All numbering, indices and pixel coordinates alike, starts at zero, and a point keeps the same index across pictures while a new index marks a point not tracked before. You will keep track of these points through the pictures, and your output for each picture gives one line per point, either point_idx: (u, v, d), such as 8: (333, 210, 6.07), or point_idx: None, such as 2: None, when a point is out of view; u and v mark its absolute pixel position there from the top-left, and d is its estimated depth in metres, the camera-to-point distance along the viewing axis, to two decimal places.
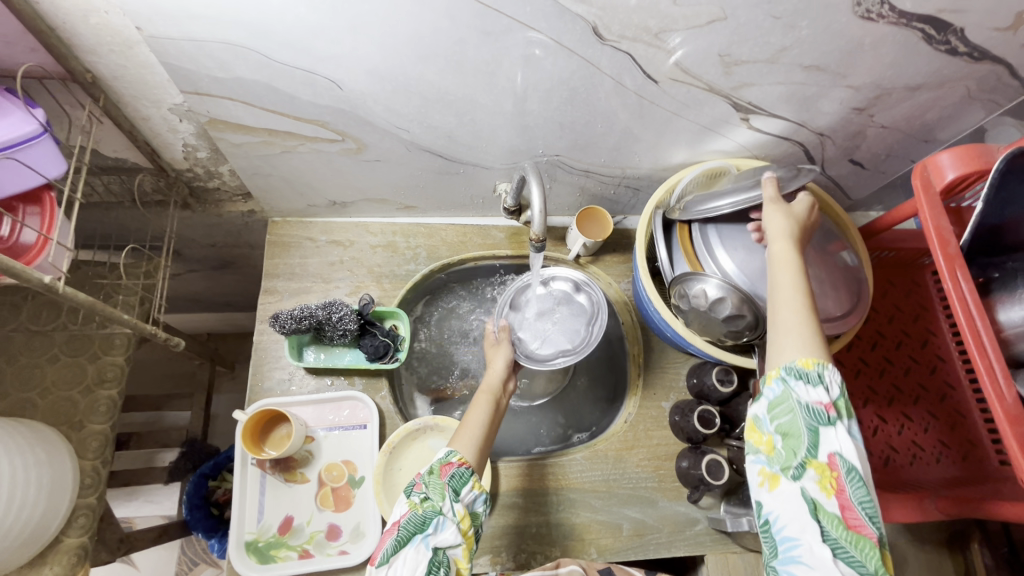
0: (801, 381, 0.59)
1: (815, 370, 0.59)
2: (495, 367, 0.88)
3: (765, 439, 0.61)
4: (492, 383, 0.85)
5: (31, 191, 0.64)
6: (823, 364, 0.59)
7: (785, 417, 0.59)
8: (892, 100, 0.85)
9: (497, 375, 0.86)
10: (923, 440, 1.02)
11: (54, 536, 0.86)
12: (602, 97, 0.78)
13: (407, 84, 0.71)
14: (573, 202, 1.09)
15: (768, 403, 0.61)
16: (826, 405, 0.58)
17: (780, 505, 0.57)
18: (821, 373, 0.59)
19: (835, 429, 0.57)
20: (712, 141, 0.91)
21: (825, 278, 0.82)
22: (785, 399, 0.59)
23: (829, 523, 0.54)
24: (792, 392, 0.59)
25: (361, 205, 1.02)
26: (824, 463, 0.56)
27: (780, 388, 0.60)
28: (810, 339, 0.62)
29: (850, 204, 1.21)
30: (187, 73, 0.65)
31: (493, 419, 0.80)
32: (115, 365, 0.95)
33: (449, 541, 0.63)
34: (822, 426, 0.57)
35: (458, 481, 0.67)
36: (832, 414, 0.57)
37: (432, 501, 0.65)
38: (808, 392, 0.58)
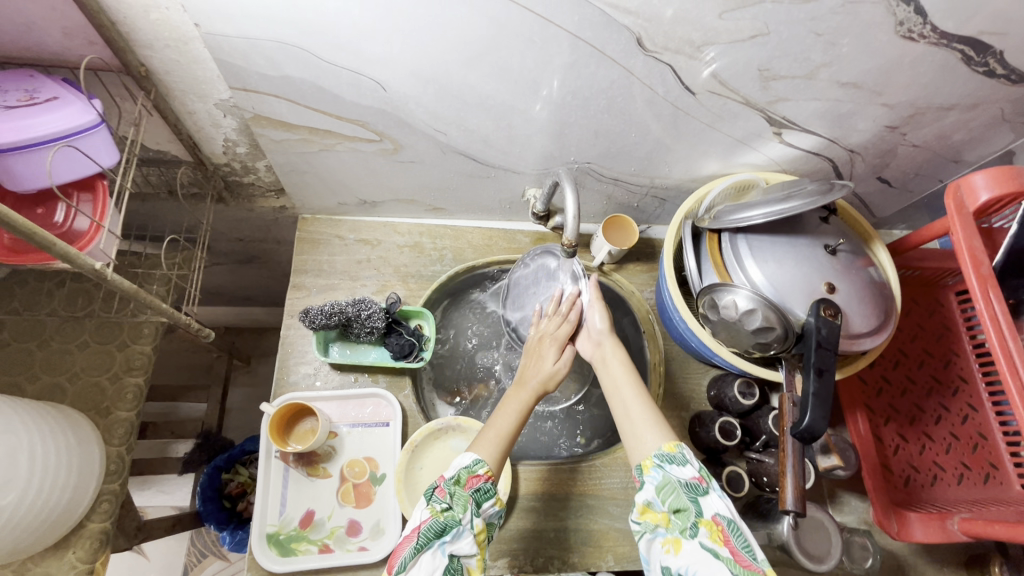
0: (673, 463, 0.70)
1: (679, 452, 0.71)
2: (544, 364, 0.87)
3: (661, 517, 0.67)
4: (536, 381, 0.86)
5: (85, 179, 0.65)
6: (683, 447, 0.72)
7: (671, 496, 0.67)
8: (925, 119, 0.85)
9: (544, 371, 0.86)
10: (945, 460, 1.01)
11: (79, 521, 0.87)
12: (638, 107, 0.79)
13: (449, 88, 0.72)
14: (600, 210, 1.10)
15: (654, 488, 0.69)
16: (698, 478, 0.68)
17: (688, 562, 0.62)
18: (683, 453, 0.71)
19: (710, 494, 0.67)
20: (743, 154, 0.92)
21: (854, 293, 0.80)
22: (666, 483, 0.68)
23: (731, 567, 0.60)
24: (669, 476, 0.69)
25: (390, 205, 1.04)
26: (710, 521, 0.65)
27: (659, 475, 0.69)
28: (663, 430, 0.75)
29: (875, 221, 1.21)
30: (237, 69, 0.67)
31: (521, 420, 0.82)
32: (142, 354, 0.97)
33: (466, 550, 0.66)
34: (700, 496, 0.67)
35: (480, 494, 0.70)
36: (703, 485, 0.67)
37: (454, 511, 0.68)
38: (681, 471, 0.69)
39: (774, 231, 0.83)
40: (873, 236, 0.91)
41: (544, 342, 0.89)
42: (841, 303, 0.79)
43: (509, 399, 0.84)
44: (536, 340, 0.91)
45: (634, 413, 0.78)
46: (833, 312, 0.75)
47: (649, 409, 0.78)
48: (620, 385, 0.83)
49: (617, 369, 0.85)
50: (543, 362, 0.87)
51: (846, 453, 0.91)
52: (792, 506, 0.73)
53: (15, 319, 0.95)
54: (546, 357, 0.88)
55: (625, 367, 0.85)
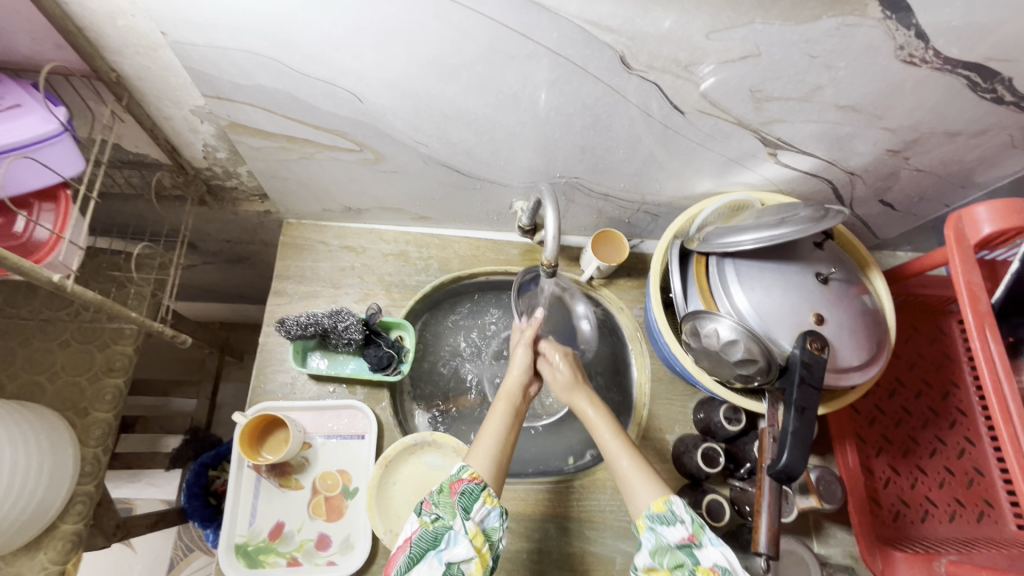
0: (663, 523, 0.66)
1: (668, 508, 0.67)
2: (514, 371, 0.83)
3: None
4: (510, 388, 0.81)
5: (47, 188, 0.65)
6: (672, 501, 0.67)
7: (667, 558, 0.64)
8: (929, 144, 0.81)
9: (516, 379, 0.82)
10: (937, 496, 0.98)
11: (51, 522, 0.87)
12: (625, 125, 0.76)
13: (428, 102, 0.70)
14: (590, 224, 1.07)
15: (648, 552, 0.65)
16: (689, 536, 0.64)
17: None
18: (673, 510, 0.66)
19: (706, 546, 0.64)
20: (737, 173, 0.89)
21: (846, 323, 0.77)
22: (659, 547, 0.64)
23: None
24: (661, 538, 0.65)
25: (376, 213, 1.02)
26: (709, 571, 0.62)
27: (651, 537, 0.65)
28: (653, 482, 0.71)
29: (877, 242, 1.16)
30: (209, 78, 0.65)
31: (510, 432, 0.75)
32: (123, 355, 0.96)
33: (462, 556, 0.62)
34: (697, 551, 0.63)
35: (468, 498, 0.65)
36: (697, 540, 0.64)
37: (444, 519, 0.64)
38: (671, 531, 0.65)
39: (763, 257, 0.80)
40: (870, 263, 0.88)
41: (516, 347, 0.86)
42: (830, 335, 0.76)
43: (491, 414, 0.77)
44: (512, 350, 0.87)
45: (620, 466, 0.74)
46: (820, 345, 0.72)
47: (634, 461, 0.73)
48: (604, 439, 0.77)
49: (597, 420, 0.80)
50: (512, 372, 0.83)
51: (831, 487, 0.86)
52: (763, 548, 0.70)
53: None
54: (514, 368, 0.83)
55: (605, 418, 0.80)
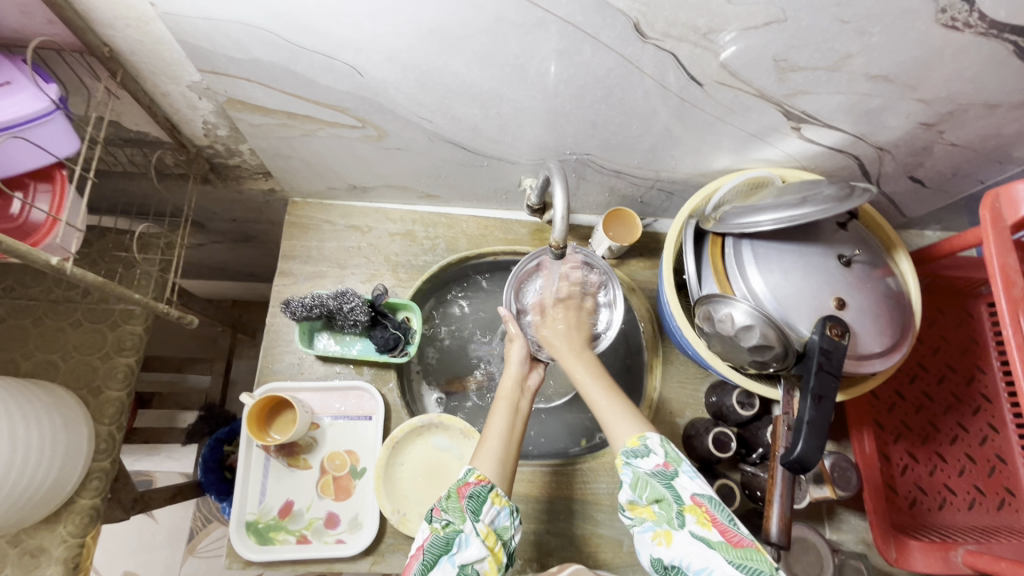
0: (638, 457, 0.67)
1: (643, 442, 0.67)
2: (511, 368, 0.81)
3: (645, 510, 0.65)
4: (507, 385, 0.80)
5: (43, 169, 0.65)
6: (647, 435, 0.68)
7: (647, 491, 0.65)
8: (967, 116, 0.76)
9: (512, 376, 0.80)
10: (957, 484, 0.95)
11: (69, 497, 0.89)
12: (639, 98, 0.72)
13: (432, 75, 0.67)
14: (602, 202, 1.04)
15: (628, 487, 0.66)
16: (665, 466, 0.65)
17: (682, 554, 0.61)
18: (648, 443, 0.67)
19: (681, 476, 0.64)
20: (757, 149, 0.84)
21: (868, 308, 0.74)
22: (638, 479, 0.66)
23: (725, 552, 0.58)
24: (638, 470, 0.66)
25: (382, 191, 1.00)
26: (693, 505, 0.62)
27: (629, 473, 0.66)
28: (635, 420, 0.71)
29: (905, 221, 1.11)
30: (203, 51, 0.62)
31: (512, 432, 0.75)
32: (134, 334, 0.97)
33: (475, 556, 0.62)
34: (675, 481, 0.64)
35: (476, 501, 0.66)
36: (672, 469, 0.65)
37: (454, 523, 0.64)
38: (648, 464, 0.66)
39: (782, 238, 0.76)
40: (896, 243, 0.83)
41: (510, 342, 0.84)
42: (851, 320, 0.73)
43: (491, 416, 0.76)
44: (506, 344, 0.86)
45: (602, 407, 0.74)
46: (840, 331, 0.69)
47: (620, 403, 0.74)
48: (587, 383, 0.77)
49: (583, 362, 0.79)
50: (508, 368, 0.82)
51: (845, 474, 0.84)
52: (774, 537, 0.69)
53: (8, 296, 0.96)
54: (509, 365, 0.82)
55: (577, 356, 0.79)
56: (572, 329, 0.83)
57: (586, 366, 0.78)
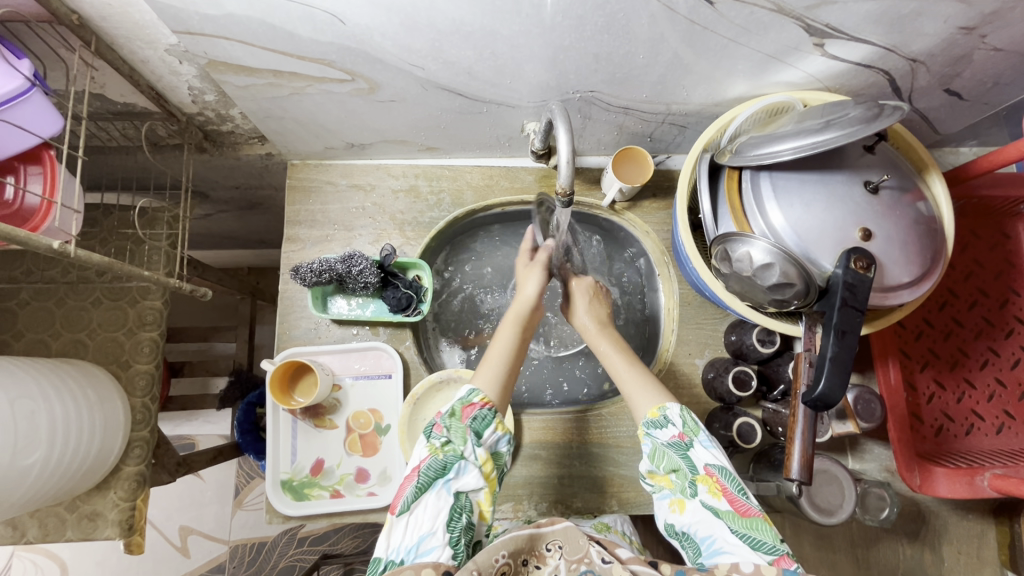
0: (657, 427, 0.71)
1: (662, 413, 0.71)
2: (526, 292, 0.83)
3: (663, 479, 0.69)
4: (521, 310, 0.81)
5: (30, 150, 0.63)
6: (666, 406, 0.72)
7: (664, 461, 0.69)
8: (1013, 16, 0.68)
9: (528, 298, 0.82)
10: (985, 409, 0.94)
11: (116, 465, 0.94)
12: (643, 24, 0.66)
13: (417, 16, 0.62)
14: (610, 141, 0.98)
15: (647, 457, 0.70)
16: (680, 436, 0.69)
17: (693, 520, 0.65)
18: (667, 414, 0.71)
19: (696, 446, 0.68)
20: (775, 72, 0.78)
21: (895, 236, 0.70)
22: (656, 450, 0.70)
23: (731, 522, 0.62)
24: (656, 441, 0.70)
25: (381, 146, 0.96)
26: (705, 475, 0.65)
27: (649, 443, 0.71)
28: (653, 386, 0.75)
29: (938, 139, 1.03)
30: (175, 11, 0.59)
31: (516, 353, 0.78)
32: (154, 309, 0.98)
33: (471, 485, 0.65)
34: (689, 451, 0.68)
35: (480, 424, 0.68)
36: (687, 439, 0.68)
37: (455, 445, 0.66)
38: (664, 435, 0.70)
39: (804, 168, 0.71)
40: (929, 164, 0.78)
41: (529, 269, 0.85)
42: (878, 251, 0.69)
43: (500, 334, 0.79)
44: (524, 270, 0.87)
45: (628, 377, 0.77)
46: (866, 264, 0.65)
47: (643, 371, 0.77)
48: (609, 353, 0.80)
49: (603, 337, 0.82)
50: (525, 291, 0.83)
51: (869, 406, 0.84)
52: (796, 474, 0.70)
53: (28, 280, 0.97)
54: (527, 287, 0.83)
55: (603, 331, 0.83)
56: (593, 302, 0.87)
57: (613, 343, 0.82)
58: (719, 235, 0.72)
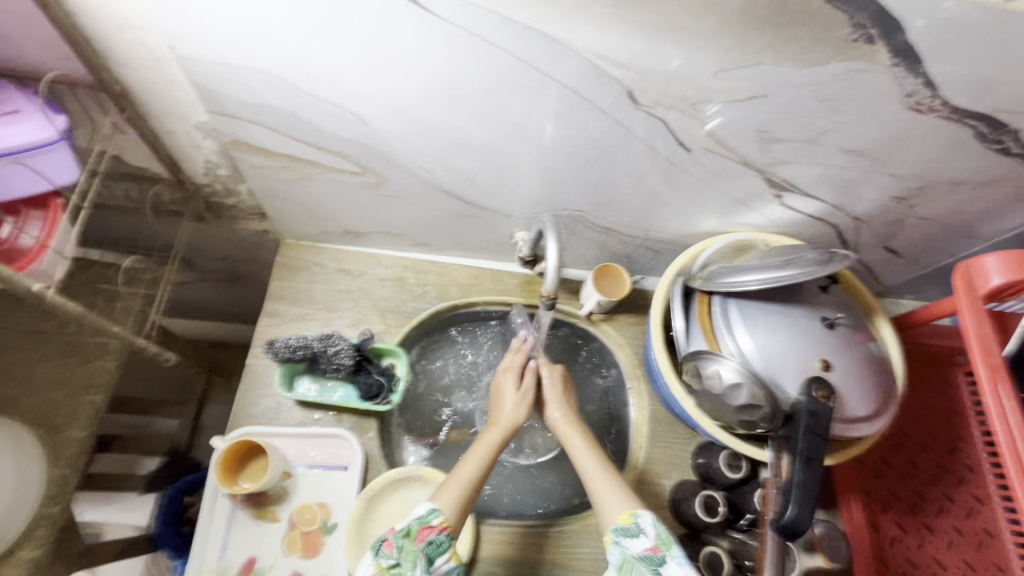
0: (628, 536, 0.66)
1: (633, 522, 0.67)
2: (505, 411, 0.82)
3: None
4: (501, 424, 0.80)
5: (38, 196, 0.68)
6: (638, 515, 0.68)
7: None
8: (935, 193, 0.81)
9: (510, 414, 0.81)
10: (947, 558, 0.92)
11: (8, 547, 0.82)
12: (630, 160, 0.76)
13: (434, 127, 0.70)
14: (592, 257, 1.06)
15: (614, 568, 0.65)
16: (652, 549, 0.65)
17: None
18: (639, 523, 0.67)
19: (669, 562, 0.63)
20: (741, 214, 0.88)
21: (851, 370, 0.75)
22: (624, 561, 0.65)
23: None
24: (626, 551, 0.65)
25: (375, 236, 1.01)
26: None
27: (617, 553, 0.66)
28: (620, 493, 0.72)
29: (882, 289, 1.15)
30: (214, 94, 0.65)
31: (487, 469, 0.75)
32: (105, 371, 0.94)
33: None
34: (661, 567, 0.63)
35: (434, 549, 0.64)
36: (661, 553, 0.64)
37: (403, 569, 0.61)
38: (636, 544, 0.65)
39: (768, 299, 0.78)
40: (876, 309, 0.86)
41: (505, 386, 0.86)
42: (837, 382, 0.73)
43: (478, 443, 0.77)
44: (499, 388, 0.86)
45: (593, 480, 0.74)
46: (827, 394, 0.70)
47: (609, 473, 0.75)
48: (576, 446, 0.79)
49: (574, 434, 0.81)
50: (504, 407, 0.83)
51: (835, 543, 0.84)
52: None
53: None
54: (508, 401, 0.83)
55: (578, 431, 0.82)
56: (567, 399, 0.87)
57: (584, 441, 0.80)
58: (701, 348, 0.76)
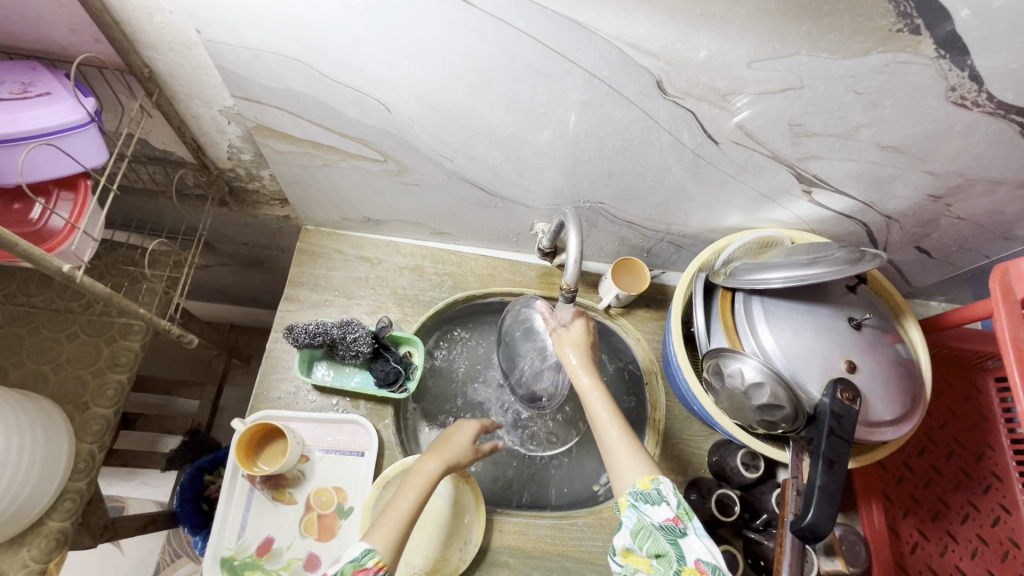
0: (648, 503, 0.62)
1: (654, 488, 0.63)
2: (458, 442, 0.77)
3: (641, 561, 0.61)
4: (447, 456, 0.74)
5: (69, 178, 0.69)
6: (659, 481, 0.64)
7: (649, 543, 0.60)
8: (973, 192, 0.78)
9: (460, 445, 0.76)
10: (970, 567, 0.90)
11: (38, 518, 0.84)
12: (655, 153, 0.74)
13: (456, 116, 0.69)
14: (611, 251, 1.04)
15: (629, 532, 0.61)
16: (673, 520, 0.61)
17: None
18: (660, 489, 0.63)
19: (690, 535, 0.61)
20: (768, 210, 0.86)
21: (878, 373, 0.73)
22: (641, 528, 0.61)
23: None
24: (644, 517, 0.61)
25: (395, 225, 1.01)
26: (693, 569, 0.58)
27: (634, 517, 0.62)
28: (639, 460, 0.67)
29: (910, 290, 1.11)
30: (240, 79, 0.64)
31: (421, 504, 0.68)
32: (129, 351, 0.95)
33: None
34: (680, 539, 0.60)
35: None
36: (681, 525, 0.61)
37: None
38: (655, 512, 0.61)
39: (794, 298, 0.76)
40: (905, 311, 0.83)
41: (465, 418, 0.81)
42: (862, 384, 0.72)
43: (415, 475, 0.71)
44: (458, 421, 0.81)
45: (612, 446, 0.69)
46: (851, 396, 0.68)
47: (627, 438, 0.69)
48: (596, 405, 0.73)
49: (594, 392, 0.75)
50: (457, 439, 0.77)
51: (854, 548, 0.83)
52: None
53: (10, 303, 0.94)
54: (461, 433, 0.78)
55: (601, 391, 0.75)
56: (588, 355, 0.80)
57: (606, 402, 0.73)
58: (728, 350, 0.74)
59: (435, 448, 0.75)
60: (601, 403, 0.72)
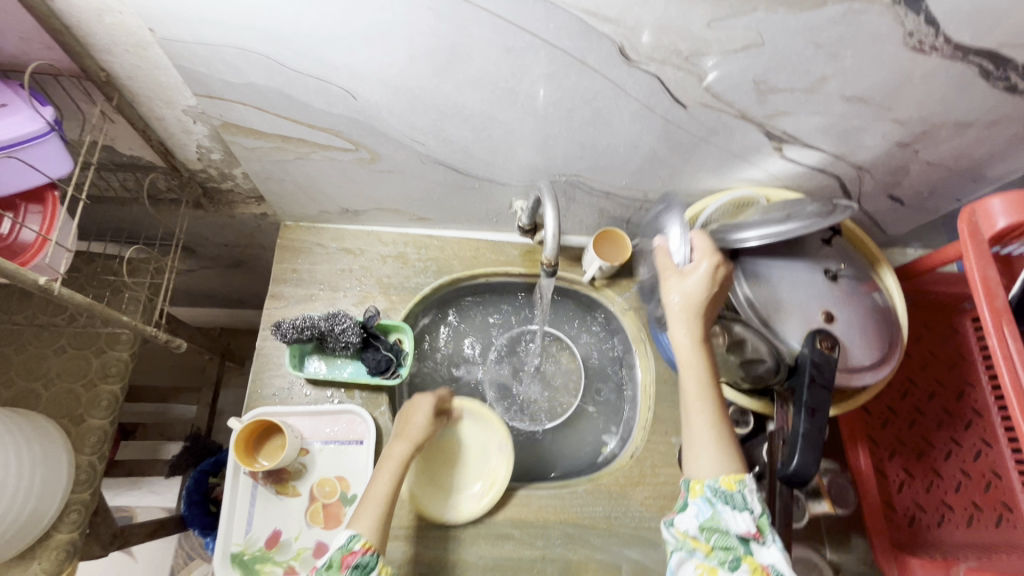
0: (729, 504, 0.64)
1: (739, 493, 0.64)
2: (415, 421, 0.81)
3: (701, 544, 0.64)
4: (410, 436, 0.79)
5: (35, 190, 0.68)
6: (744, 485, 0.65)
7: (716, 536, 0.63)
8: (940, 135, 0.79)
9: (419, 426, 0.80)
10: (954, 500, 0.94)
11: (46, 531, 0.85)
12: (626, 120, 0.74)
13: (424, 98, 0.69)
14: (592, 223, 1.05)
15: (699, 522, 0.64)
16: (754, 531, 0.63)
17: None
18: (744, 494, 0.64)
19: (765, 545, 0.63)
20: (741, 169, 0.87)
21: (855, 321, 0.75)
22: (714, 522, 0.64)
23: None
24: (720, 517, 0.64)
25: (373, 214, 1.01)
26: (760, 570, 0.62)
27: (709, 509, 0.64)
28: (720, 454, 0.67)
29: (887, 239, 1.13)
30: (200, 76, 0.64)
31: (399, 482, 0.73)
32: (120, 361, 0.94)
33: None
34: (753, 545, 0.63)
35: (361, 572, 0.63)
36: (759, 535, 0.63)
37: None
38: (735, 518, 0.63)
39: (771, 254, 0.77)
40: (879, 259, 0.85)
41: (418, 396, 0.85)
42: (840, 333, 0.74)
43: (386, 457, 0.76)
44: (410, 400, 0.85)
45: (693, 422, 0.70)
46: (830, 344, 0.70)
47: (714, 425, 0.69)
48: (691, 380, 0.70)
49: (695, 365, 0.70)
50: (415, 418, 0.82)
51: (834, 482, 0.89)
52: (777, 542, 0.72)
53: None
54: (417, 414, 0.82)
55: (699, 365, 0.70)
56: (697, 316, 0.71)
57: (700, 381, 0.70)
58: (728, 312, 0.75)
59: (397, 431, 0.80)
60: (693, 381, 0.69)
